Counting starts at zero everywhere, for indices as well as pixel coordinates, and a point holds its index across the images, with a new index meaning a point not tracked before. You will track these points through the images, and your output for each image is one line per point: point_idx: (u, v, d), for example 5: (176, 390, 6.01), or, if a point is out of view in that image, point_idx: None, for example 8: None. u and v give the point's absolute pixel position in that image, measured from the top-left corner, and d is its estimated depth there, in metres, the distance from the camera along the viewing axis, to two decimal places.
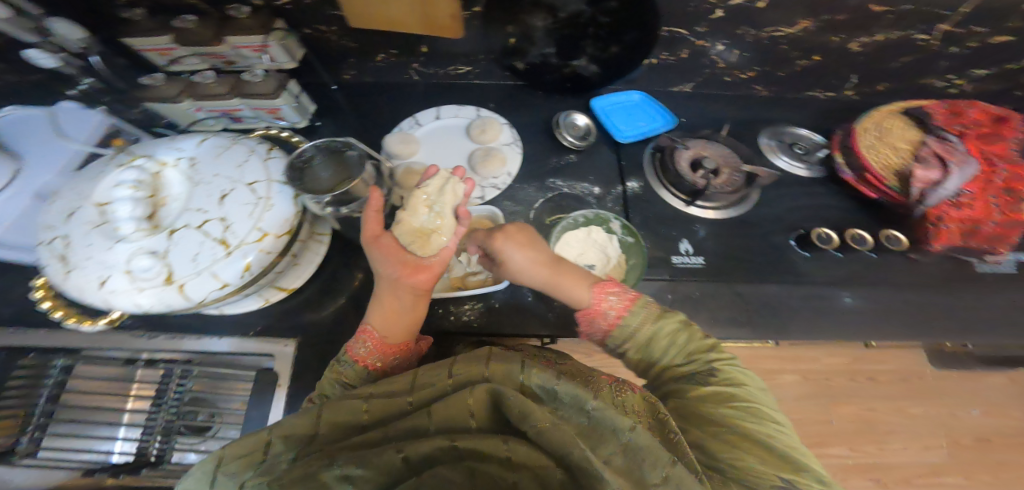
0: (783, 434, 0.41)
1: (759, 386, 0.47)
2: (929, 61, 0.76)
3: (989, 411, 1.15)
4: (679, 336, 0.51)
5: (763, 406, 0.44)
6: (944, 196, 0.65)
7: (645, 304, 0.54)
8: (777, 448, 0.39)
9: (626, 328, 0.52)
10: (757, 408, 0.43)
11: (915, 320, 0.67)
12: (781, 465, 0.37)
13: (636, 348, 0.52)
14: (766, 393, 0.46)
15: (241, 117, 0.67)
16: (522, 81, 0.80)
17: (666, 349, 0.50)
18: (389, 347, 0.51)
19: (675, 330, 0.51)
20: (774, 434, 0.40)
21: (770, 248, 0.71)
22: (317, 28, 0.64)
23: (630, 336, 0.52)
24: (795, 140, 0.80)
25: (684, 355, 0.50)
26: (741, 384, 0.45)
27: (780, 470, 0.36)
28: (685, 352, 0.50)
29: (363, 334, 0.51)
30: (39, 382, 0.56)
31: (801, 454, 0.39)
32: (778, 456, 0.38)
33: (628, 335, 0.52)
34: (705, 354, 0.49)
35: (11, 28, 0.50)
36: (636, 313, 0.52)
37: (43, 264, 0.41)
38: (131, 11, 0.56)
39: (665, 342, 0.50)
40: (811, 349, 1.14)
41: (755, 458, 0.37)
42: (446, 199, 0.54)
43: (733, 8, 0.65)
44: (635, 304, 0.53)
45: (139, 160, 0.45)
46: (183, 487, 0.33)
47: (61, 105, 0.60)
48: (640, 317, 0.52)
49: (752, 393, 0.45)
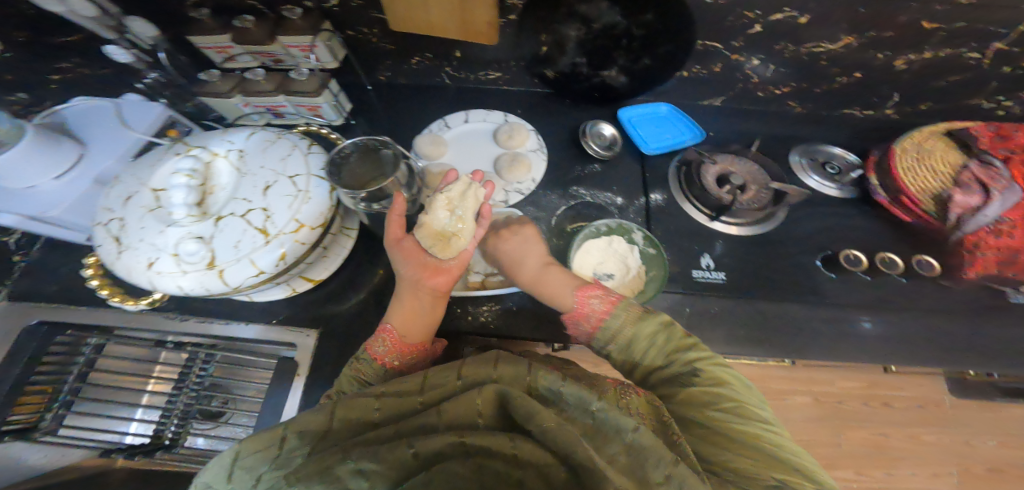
0: (773, 434, 0.39)
1: (744, 383, 0.45)
2: (976, 80, 0.74)
3: (1005, 442, 1.10)
4: (657, 336, 0.49)
5: (749, 404, 0.42)
6: (983, 224, 0.63)
7: (627, 306, 0.53)
8: (770, 451, 0.37)
9: (608, 330, 0.51)
10: (743, 408, 0.41)
11: (941, 349, 0.65)
12: (772, 465, 0.36)
13: (619, 349, 0.50)
14: (752, 390, 0.45)
15: (284, 113, 0.70)
16: (550, 89, 0.81)
17: (646, 350, 0.49)
18: (406, 347, 0.51)
19: (655, 331, 0.50)
20: (765, 432, 0.39)
21: (793, 266, 0.70)
22: (358, 30, 0.67)
23: (614, 336, 0.51)
24: (829, 159, 0.79)
25: (666, 357, 0.48)
26: (725, 383, 0.44)
27: (771, 470, 0.35)
28: (664, 351, 0.48)
29: (381, 334, 0.52)
30: (72, 359, 0.58)
31: (798, 456, 0.37)
32: (771, 459, 0.36)
33: (611, 337, 0.51)
34: (685, 353, 0.47)
35: (96, 25, 0.55)
36: (619, 314, 0.51)
37: (100, 243, 0.45)
38: (198, 11, 0.59)
39: (645, 344, 0.49)
40: (825, 371, 1.11)
41: (748, 461, 0.36)
42: (468, 204, 0.56)
43: (772, 23, 0.64)
44: (615, 306, 0.52)
45: (195, 150, 0.48)
46: (203, 476, 0.33)
47: (128, 97, 0.59)
48: (621, 318, 0.51)
49: (736, 391, 0.43)
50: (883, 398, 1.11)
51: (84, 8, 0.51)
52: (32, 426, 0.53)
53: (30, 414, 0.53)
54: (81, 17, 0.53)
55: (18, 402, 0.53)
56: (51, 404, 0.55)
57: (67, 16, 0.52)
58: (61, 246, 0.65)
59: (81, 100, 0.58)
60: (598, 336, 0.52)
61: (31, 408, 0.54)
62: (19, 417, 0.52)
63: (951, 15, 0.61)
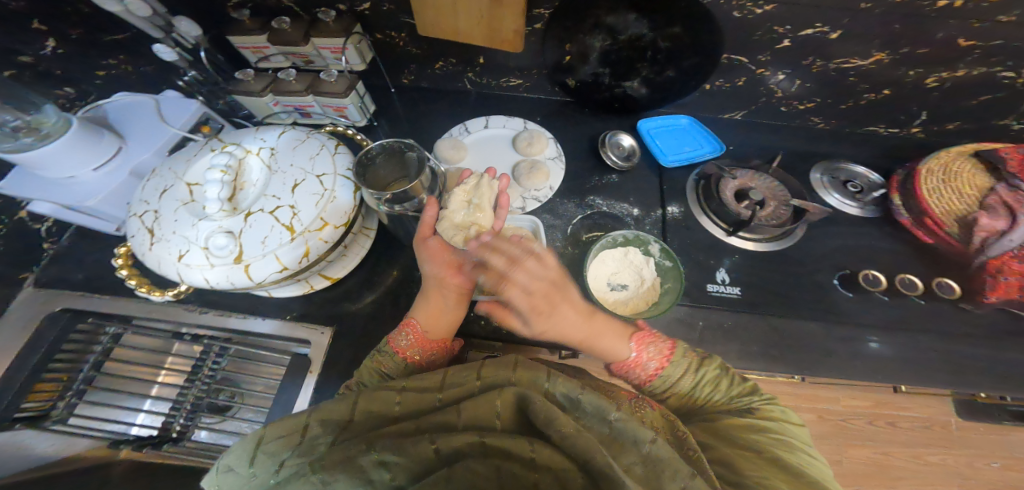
0: (816, 466, 0.39)
1: (797, 423, 0.45)
2: (1008, 101, 0.74)
3: (1010, 465, 1.07)
4: (721, 381, 0.48)
5: (799, 442, 0.42)
6: (1009, 248, 0.61)
7: (685, 353, 0.50)
8: (808, 476, 0.37)
9: (666, 380, 0.48)
10: (789, 440, 0.42)
11: (957, 374, 0.64)
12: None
13: (677, 397, 0.49)
14: (805, 431, 0.45)
15: (311, 113, 0.71)
16: (570, 98, 0.82)
17: (708, 393, 0.48)
18: (428, 343, 0.51)
19: (716, 376, 0.49)
20: (812, 466, 0.39)
21: (810, 284, 0.69)
22: (388, 34, 0.68)
23: (672, 387, 0.48)
24: (851, 178, 0.79)
25: (726, 399, 0.47)
26: (779, 420, 0.44)
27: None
28: (728, 396, 0.47)
29: (405, 327, 0.51)
30: (89, 348, 0.58)
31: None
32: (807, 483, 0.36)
33: (670, 387, 0.48)
34: (748, 397, 0.47)
35: (145, 24, 0.56)
36: (678, 366, 0.48)
37: (134, 233, 0.46)
38: (239, 12, 0.61)
39: (707, 390, 0.48)
40: (832, 389, 1.10)
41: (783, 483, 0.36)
42: (484, 193, 0.57)
43: (800, 38, 0.65)
44: (674, 354, 0.49)
45: (229, 147, 0.49)
46: (228, 457, 0.34)
47: (165, 93, 0.60)
48: (681, 369, 0.48)
49: (788, 429, 0.43)
50: (889, 417, 1.09)
51: (141, 9, 0.53)
52: (45, 414, 0.53)
53: (45, 401, 0.54)
54: (134, 16, 0.54)
55: (34, 389, 0.53)
56: (64, 393, 0.55)
57: (121, 14, 0.53)
58: (89, 235, 0.66)
59: (123, 95, 0.59)
60: (652, 386, 0.49)
61: (45, 397, 0.54)
62: (34, 404, 0.53)
63: (988, 32, 0.61)
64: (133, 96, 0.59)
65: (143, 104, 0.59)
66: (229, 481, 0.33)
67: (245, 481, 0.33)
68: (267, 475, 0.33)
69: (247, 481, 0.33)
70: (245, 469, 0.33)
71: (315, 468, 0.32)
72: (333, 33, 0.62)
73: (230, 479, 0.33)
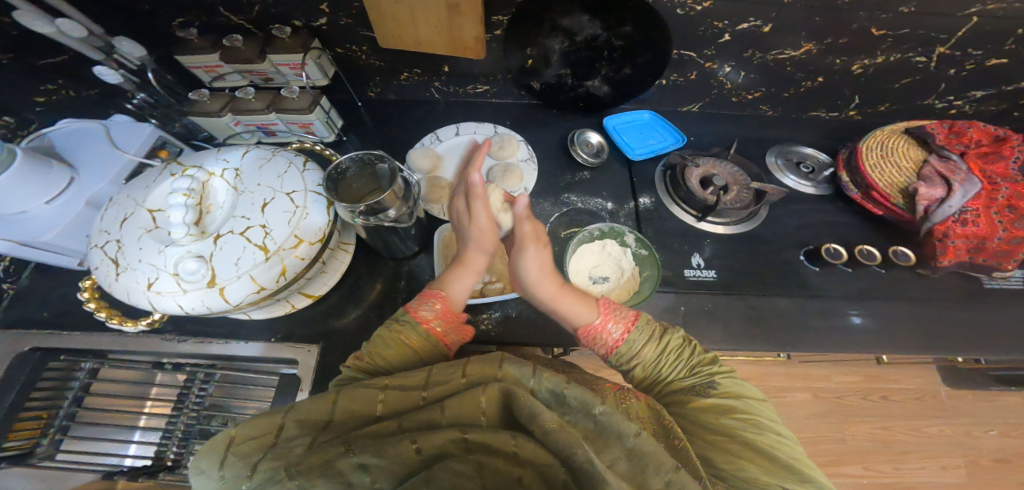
0: (786, 445, 0.42)
1: (760, 398, 0.47)
2: (932, 82, 0.79)
3: (1004, 431, 1.14)
4: (683, 351, 0.51)
5: (765, 417, 0.44)
6: (950, 214, 0.66)
7: (647, 322, 0.52)
8: (782, 458, 0.40)
9: (632, 348, 0.51)
10: (761, 421, 0.43)
11: (923, 334, 0.67)
12: (788, 477, 0.39)
13: (643, 368, 0.51)
14: (768, 404, 0.47)
15: (276, 131, 0.71)
16: (536, 101, 0.84)
17: (672, 367, 0.50)
18: (451, 318, 0.52)
19: (679, 345, 0.52)
20: (780, 445, 0.41)
21: (781, 263, 0.72)
22: (347, 48, 0.69)
23: (637, 355, 0.50)
24: (803, 159, 0.83)
25: (689, 370, 0.50)
26: (739, 398, 0.46)
27: (782, 481, 0.38)
28: (689, 366, 0.50)
29: (430, 298, 0.52)
30: (66, 385, 0.57)
31: (806, 465, 0.40)
32: (777, 464, 0.40)
33: (635, 355, 0.50)
34: (709, 367, 0.49)
35: (84, 47, 0.55)
36: (643, 332, 0.51)
37: (98, 265, 0.45)
38: (188, 30, 0.60)
39: (671, 358, 0.51)
40: (822, 367, 1.16)
41: (760, 471, 0.39)
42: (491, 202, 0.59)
43: (740, 32, 0.68)
44: (638, 323, 0.52)
45: (190, 170, 0.48)
46: (200, 459, 0.34)
47: (115, 118, 0.59)
48: (646, 337, 0.51)
49: (753, 406, 0.45)
50: (880, 392, 1.16)
51: (76, 31, 0.52)
52: (29, 452, 0.52)
53: (27, 440, 0.52)
54: (71, 39, 0.53)
55: (15, 428, 0.51)
56: (48, 429, 0.54)
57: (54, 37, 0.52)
58: (50, 272, 0.64)
59: (69, 123, 0.58)
60: (617, 354, 0.51)
61: (28, 434, 0.53)
62: (16, 444, 0.51)
63: (899, 22, 0.65)
64: (85, 122, 0.58)
65: (96, 131, 0.57)
66: (203, 484, 0.33)
67: (215, 484, 0.33)
68: (236, 478, 0.33)
69: (218, 484, 0.33)
70: (215, 472, 0.33)
71: (291, 474, 0.32)
72: (290, 50, 0.62)
73: (202, 483, 0.33)
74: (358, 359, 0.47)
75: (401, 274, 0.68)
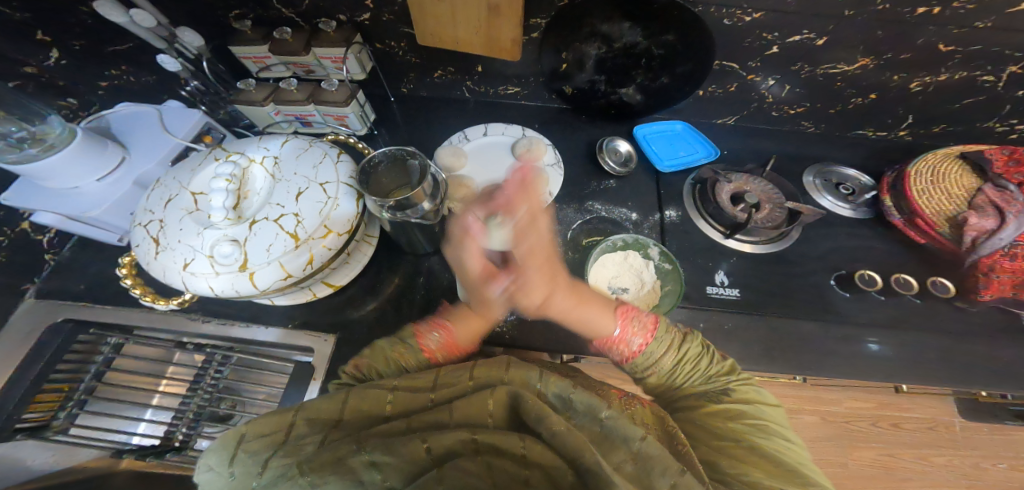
0: (794, 450, 0.41)
1: (772, 403, 0.47)
2: (990, 104, 0.75)
3: (1017, 466, 1.08)
4: (702, 359, 0.50)
5: (775, 424, 0.44)
6: (1000, 246, 0.63)
7: (668, 330, 0.51)
8: (786, 463, 0.39)
9: (652, 357, 0.49)
10: (766, 424, 0.43)
11: (955, 370, 0.64)
12: (790, 480, 0.37)
13: (659, 375, 0.50)
14: (779, 410, 0.46)
15: (311, 122, 0.72)
16: (567, 105, 0.83)
17: (689, 373, 0.49)
18: (456, 347, 0.52)
19: (698, 353, 0.50)
20: (789, 451, 0.40)
21: (809, 285, 0.70)
22: (387, 43, 0.69)
23: (655, 365, 0.49)
24: (841, 180, 0.81)
25: (705, 378, 0.49)
26: (753, 402, 0.45)
27: (785, 483, 0.37)
28: (706, 374, 0.49)
29: (438, 326, 0.53)
30: (90, 359, 0.58)
31: (810, 470, 0.39)
32: (786, 470, 0.38)
33: (651, 364, 0.49)
34: (726, 375, 0.48)
35: (150, 35, 0.57)
36: (662, 341, 0.49)
37: (138, 243, 0.47)
38: (241, 22, 0.62)
39: (691, 367, 0.49)
40: (834, 391, 1.12)
41: (766, 475, 0.37)
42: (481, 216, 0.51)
43: (789, 45, 0.67)
44: (658, 331, 0.50)
45: (233, 156, 0.49)
46: (211, 452, 0.35)
47: (170, 104, 0.61)
48: (665, 344, 0.49)
49: (764, 411, 0.45)
50: (893, 419, 1.10)
51: (146, 21, 0.53)
52: (45, 424, 0.54)
53: (46, 412, 0.54)
54: (139, 27, 0.55)
55: (35, 400, 0.53)
56: (66, 403, 0.55)
57: (125, 25, 0.54)
58: (90, 246, 0.66)
59: (125, 105, 0.60)
60: (634, 363, 0.50)
61: (47, 407, 0.54)
62: (34, 415, 0.53)
63: (965, 38, 0.63)
64: (138, 106, 0.60)
65: (148, 115, 0.59)
66: (209, 481, 0.33)
67: (222, 481, 0.33)
68: (245, 474, 0.33)
69: (225, 482, 0.32)
70: (226, 469, 0.33)
71: (304, 471, 0.32)
72: (333, 44, 0.63)
73: (208, 480, 0.33)
74: (354, 367, 0.48)
75: (421, 271, 0.68)
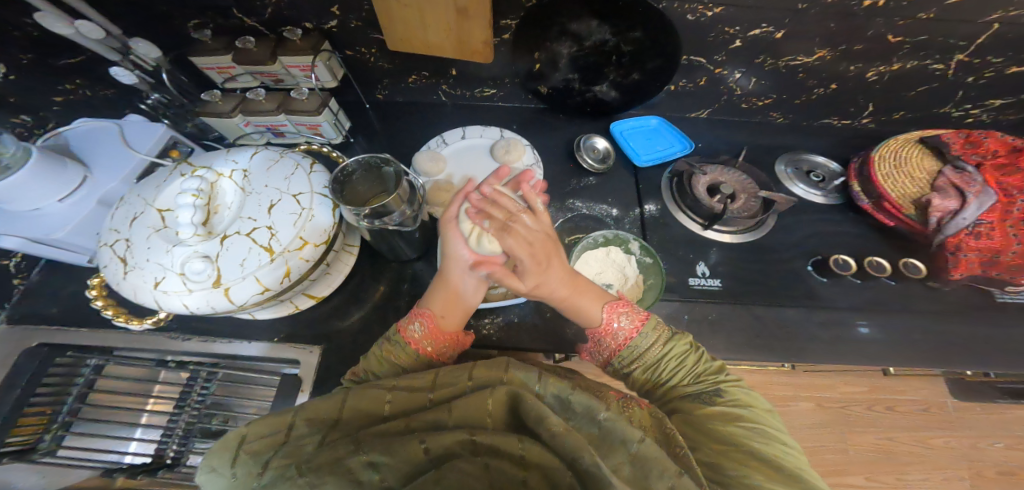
0: (793, 455, 0.42)
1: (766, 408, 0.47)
2: (947, 89, 0.78)
3: (1012, 444, 1.12)
4: (688, 357, 0.51)
5: (770, 428, 0.44)
6: (963, 226, 0.65)
7: (655, 325, 0.52)
8: (787, 467, 0.39)
9: (636, 349, 0.51)
10: (765, 429, 0.43)
11: (933, 348, 0.66)
12: (787, 481, 0.38)
13: (643, 369, 0.51)
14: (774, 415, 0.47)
15: (284, 132, 0.71)
16: (543, 104, 0.84)
17: (673, 371, 0.50)
18: (441, 335, 0.50)
19: (685, 350, 0.51)
20: (788, 456, 0.41)
21: (788, 272, 0.71)
22: (356, 50, 0.69)
23: (639, 356, 0.51)
24: (813, 168, 0.82)
25: (693, 375, 0.50)
26: (750, 407, 0.46)
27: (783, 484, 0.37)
28: (693, 372, 0.50)
29: (419, 316, 0.51)
30: (71, 381, 0.57)
31: (807, 473, 0.40)
32: (784, 473, 0.39)
33: (637, 357, 0.51)
34: (715, 375, 0.50)
35: (102, 49, 0.57)
36: (648, 334, 0.51)
37: (105, 263, 0.46)
38: (200, 33, 0.61)
39: (672, 363, 0.50)
40: (827, 377, 1.14)
41: (771, 480, 0.38)
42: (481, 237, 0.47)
43: (751, 38, 0.68)
44: (645, 325, 0.52)
45: (200, 171, 0.49)
46: (207, 459, 0.34)
47: (129, 118, 0.60)
48: (650, 339, 0.51)
49: (758, 414, 0.45)
50: (887, 402, 1.13)
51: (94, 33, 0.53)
52: (31, 447, 0.52)
53: (30, 435, 0.53)
54: (89, 40, 0.54)
55: (18, 424, 0.52)
56: (51, 425, 0.54)
57: (74, 39, 0.53)
58: (63, 267, 0.65)
59: (83, 121, 0.59)
60: (621, 356, 0.51)
61: (30, 430, 0.53)
62: (18, 439, 0.52)
63: (915, 28, 0.65)
64: (98, 121, 0.59)
65: (110, 131, 0.58)
66: (213, 481, 0.32)
67: (226, 481, 0.32)
68: (248, 475, 0.32)
69: (228, 482, 0.32)
70: (226, 470, 0.32)
71: (302, 471, 0.32)
72: (301, 52, 0.63)
73: (210, 481, 0.32)
74: (354, 374, 0.50)
75: (404, 276, 0.68)
